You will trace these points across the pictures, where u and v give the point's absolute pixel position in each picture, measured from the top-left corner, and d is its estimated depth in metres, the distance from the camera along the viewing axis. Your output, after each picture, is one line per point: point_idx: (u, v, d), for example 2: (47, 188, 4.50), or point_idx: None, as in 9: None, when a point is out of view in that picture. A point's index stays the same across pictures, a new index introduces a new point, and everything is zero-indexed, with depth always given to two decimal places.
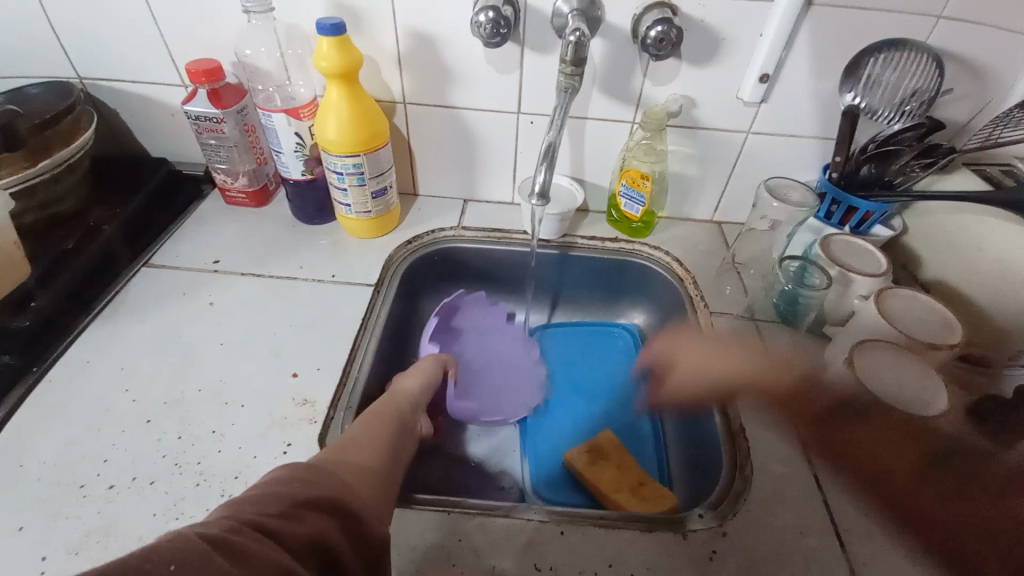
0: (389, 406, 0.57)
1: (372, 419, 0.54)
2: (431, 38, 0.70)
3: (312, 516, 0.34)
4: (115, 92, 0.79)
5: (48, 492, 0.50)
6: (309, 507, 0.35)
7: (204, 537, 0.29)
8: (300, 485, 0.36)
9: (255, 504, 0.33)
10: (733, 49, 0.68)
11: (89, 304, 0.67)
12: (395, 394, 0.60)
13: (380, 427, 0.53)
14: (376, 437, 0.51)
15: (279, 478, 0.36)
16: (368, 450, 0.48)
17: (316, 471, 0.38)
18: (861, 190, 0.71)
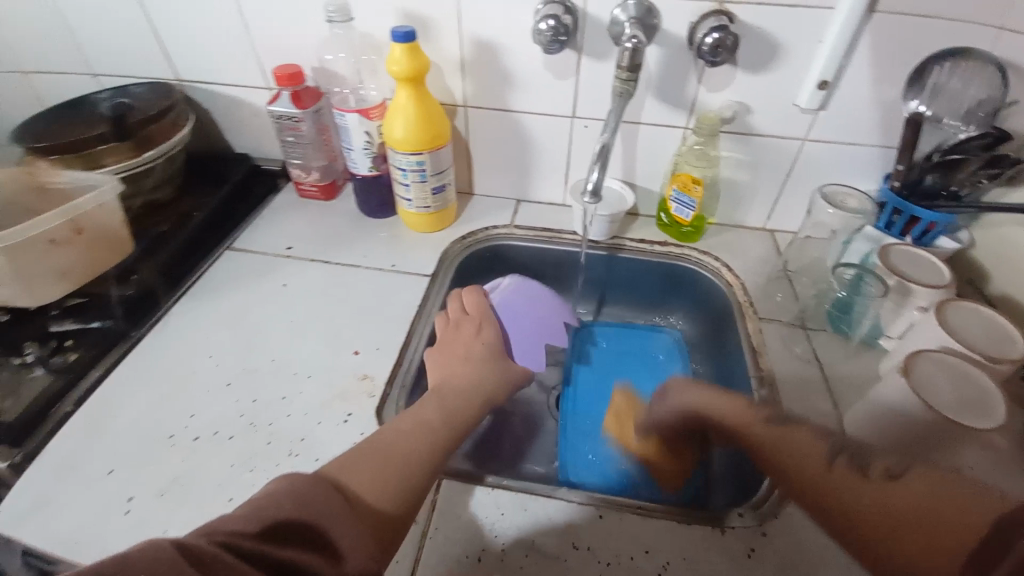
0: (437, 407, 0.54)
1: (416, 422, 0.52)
2: (493, 46, 0.74)
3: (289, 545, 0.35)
4: (209, 93, 0.88)
5: (142, 440, 0.57)
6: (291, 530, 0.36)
7: (179, 547, 0.32)
8: (292, 505, 0.37)
9: (238, 522, 0.35)
10: (791, 56, 0.69)
11: (179, 280, 0.75)
12: (441, 390, 0.57)
13: (427, 441, 0.50)
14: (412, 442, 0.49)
15: (275, 495, 0.38)
16: (400, 455, 0.47)
17: (315, 491, 0.38)
18: (923, 200, 0.69)
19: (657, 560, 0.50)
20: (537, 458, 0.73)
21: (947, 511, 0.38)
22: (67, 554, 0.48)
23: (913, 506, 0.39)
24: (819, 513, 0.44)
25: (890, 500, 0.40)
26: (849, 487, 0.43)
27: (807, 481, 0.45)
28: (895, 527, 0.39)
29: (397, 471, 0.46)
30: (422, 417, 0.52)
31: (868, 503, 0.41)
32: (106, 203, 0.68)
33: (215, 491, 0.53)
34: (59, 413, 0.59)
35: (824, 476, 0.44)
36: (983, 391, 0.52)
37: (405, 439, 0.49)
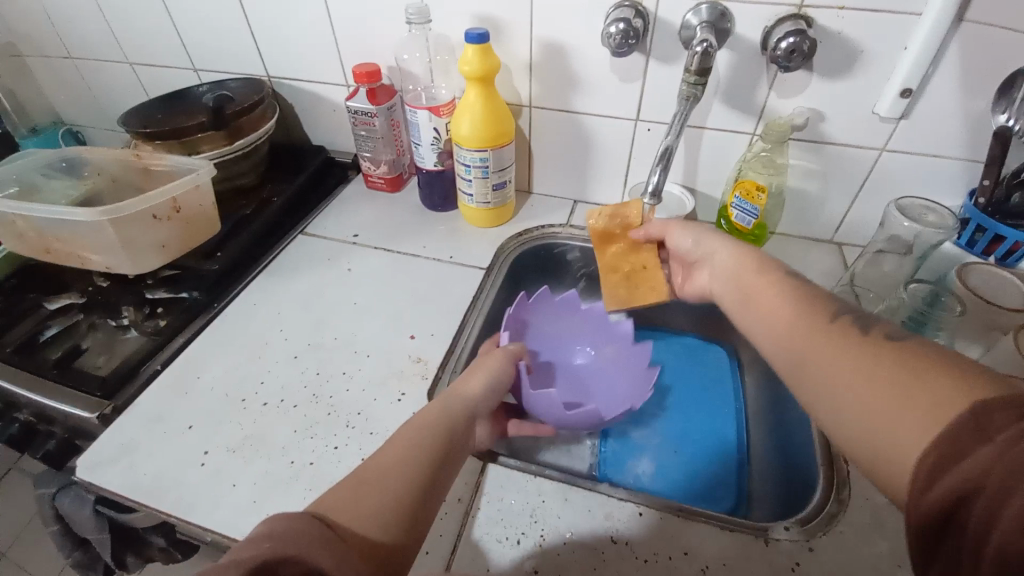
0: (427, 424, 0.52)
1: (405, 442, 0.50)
2: (562, 48, 0.76)
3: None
4: (294, 89, 0.95)
5: (218, 400, 0.62)
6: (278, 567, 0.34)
7: None
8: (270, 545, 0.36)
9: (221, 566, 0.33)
10: (871, 63, 0.66)
11: (257, 260, 0.81)
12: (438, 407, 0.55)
13: (418, 467, 0.48)
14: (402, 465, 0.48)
15: (259, 538, 0.36)
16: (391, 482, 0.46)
17: (296, 530, 0.38)
18: (1009, 219, 0.65)
19: (695, 564, 0.49)
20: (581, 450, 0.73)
21: (915, 392, 0.36)
22: (151, 495, 0.54)
23: (880, 380, 0.39)
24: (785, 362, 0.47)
25: (851, 372, 0.41)
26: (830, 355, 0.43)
27: (796, 343, 0.47)
28: (852, 388, 0.40)
29: (382, 498, 0.45)
30: (402, 439, 0.50)
31: (845, 380, 0.41)
32: (202, 185, 0.75)
33: (279, 453, 0.57)
34: (149, 370, 0.65)
35: (821, 330, 0.45)
36: None
37: (385, 463, 0.48)
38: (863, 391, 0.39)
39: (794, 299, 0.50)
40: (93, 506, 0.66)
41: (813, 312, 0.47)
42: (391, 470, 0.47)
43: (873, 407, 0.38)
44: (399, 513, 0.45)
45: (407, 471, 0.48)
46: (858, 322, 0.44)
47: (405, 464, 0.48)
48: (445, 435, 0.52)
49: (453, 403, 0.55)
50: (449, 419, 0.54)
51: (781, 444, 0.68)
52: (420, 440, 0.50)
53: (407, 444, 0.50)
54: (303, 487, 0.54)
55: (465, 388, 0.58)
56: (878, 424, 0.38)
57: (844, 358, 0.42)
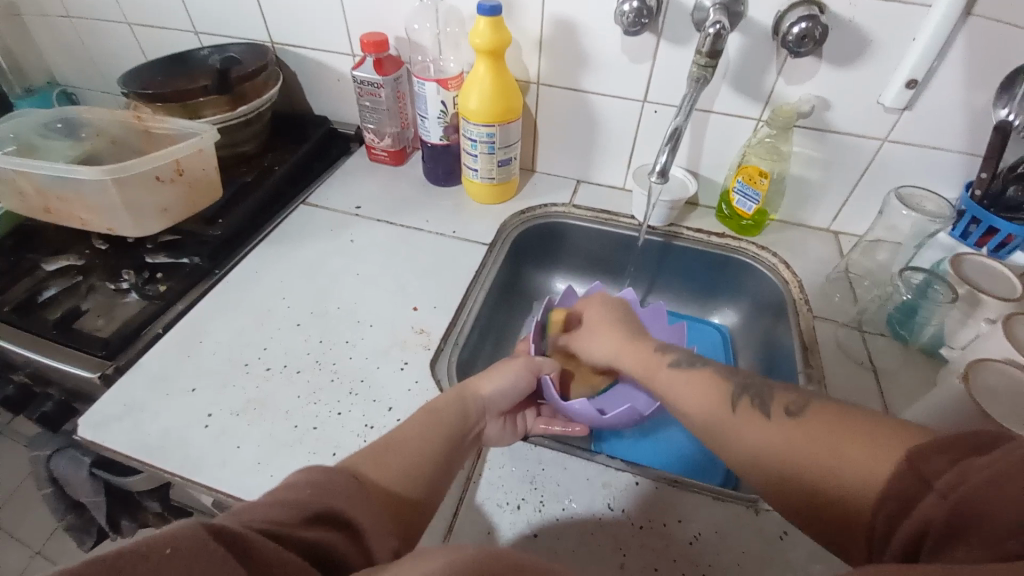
0: (450, 405, 0.54)
1: (428, 418, 0.52)
2: (573, 26, 0.76)
3: (318, 528, 0.34)
4: (298, 57, 0.94)
5: (222, 365, 0.63)
6: (314, 519, 0.35)
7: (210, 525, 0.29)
8: (312, 495, 0.37)
9: (264, 513, 0.34)
10: (878, 53, 0.67)
11: (258, 228, 0.81)
12: (464, 396, 0.55)
13: (437, 441, 0.50)
14: (423, 438, 0.50)
15: (300, 484, 0.38)
16: (414, 453, 0.48)
17: (333, 482, 0.39)
18: (1004, 213, 0.67)
19: (688, 531, 0.51)
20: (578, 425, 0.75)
21: (855, 448, 0.38)
22: (155, 454, 0.54)
23: (815, 443, 0.40)
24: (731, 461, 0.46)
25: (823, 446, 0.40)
26: (750, 429, 0.44)
27: (716, 419, 0.47)
28: (796, 459, 0.41)
29: (404, 465, 0.47)
30: (418, 417, 0.52)
31: (844, 465, 0.38)
32: (205, 148, 0.75)
33: (283, 417, 0.58)
34: (151, 333, 0.65)
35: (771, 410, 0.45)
36: None
37: (408, 435, 0.50)
38: (807, 458, 0.40)
39: (688, 378, 0.51)
40: (89, 468, 0.65)
41: (718, 392, 0.48)
42: (409, 443, 0.49)
43: (832, 486, 0.38)
44: (416, 480, 0.47)
45: (425, 446, 0.50)
46: (755, 401, 0.46)
47: (424, 440, 0.50)
48: (457, 416, 0.53)
49: (466, 395, 0.55)
50: (461, 407, 0.54)
51: None
52: (435, 421, 0.52)
53: (424, 422, 0.52)
54: (308, 450, 0.55)
55: (477, 385, 0.57)
56: (839, 489, 0.37)
57: (777, 434, 0.43)
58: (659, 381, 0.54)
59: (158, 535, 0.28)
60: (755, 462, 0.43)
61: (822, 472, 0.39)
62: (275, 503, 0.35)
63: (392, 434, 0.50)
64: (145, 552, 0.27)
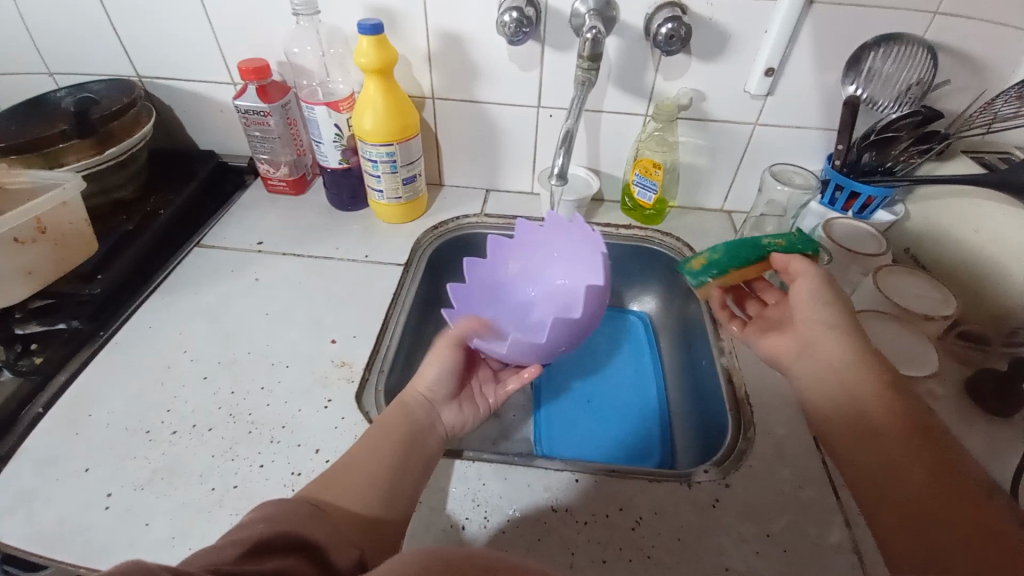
0: (394, 416, 0.55)
1: (385, 430, 0.53)
2: (459, 39, 0.76)
3: (276, 554, 0.35)
4: (172, 91, 0.87)
5: (120, 435, 0.57)
6: (267, 547, 0.35)
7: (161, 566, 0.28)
8: (267, 526, 0.37)
9: (213, 551, 0.33)
10: (738, 46, 0.73)
11: (148, 279, 0.74)
12: (406, 398, 0.57)
13: (393, 453, 0.51)
14: (380, 453, 0.51)
15: (254, 520, 0.38)
16: (370, 471, 0.49)
17: (288, 511, 0.39)
18: (862, 176, 0.74)
19: (630, 517, 0.53)
20: (515, 432, 0.75)
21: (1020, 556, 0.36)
22: (49, 549, 0.48)
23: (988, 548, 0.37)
24: (827, 416, 0.51)
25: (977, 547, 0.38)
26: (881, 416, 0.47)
27: (852, 396, 0.49)
28: (902, 469, 0.44)
29: (356, 486, 0.48)
30: (370, 432, 0.53)
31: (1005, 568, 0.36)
32: (69, 200, 0.68)
33: (198, 481, 0.53)
34: (29, 415, 0.58)
35: (947, 491, 0.41)
36: (917, 345, 0.59)
37: (358, 453, 0.51)
38: (909, 475, 0.43)
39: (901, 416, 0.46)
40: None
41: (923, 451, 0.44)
42: (359, 458, 0.51)
43: (904, 505, 0.42)
44: (372, 491, 0.48)
45: (377, 459, 0.50)
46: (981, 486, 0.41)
47: (379, 454, 0.51)
48: (406, 424, 0.54)
49: (407, 400, 0.57)
50: (405, 411, 0.56)
51: (694, 399, 0.74)
52: (386, 431, 0.53)
53: (376, 436, 0.53)
54: (230, 511, 0.51)
55: (413, 389, 0.59)
56: (919, 520, 0.41)
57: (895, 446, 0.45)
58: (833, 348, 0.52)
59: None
60: (863, 436, 0.47)
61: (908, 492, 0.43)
62: (227, 543, 0.34)
63: (347, 457, 0.51)
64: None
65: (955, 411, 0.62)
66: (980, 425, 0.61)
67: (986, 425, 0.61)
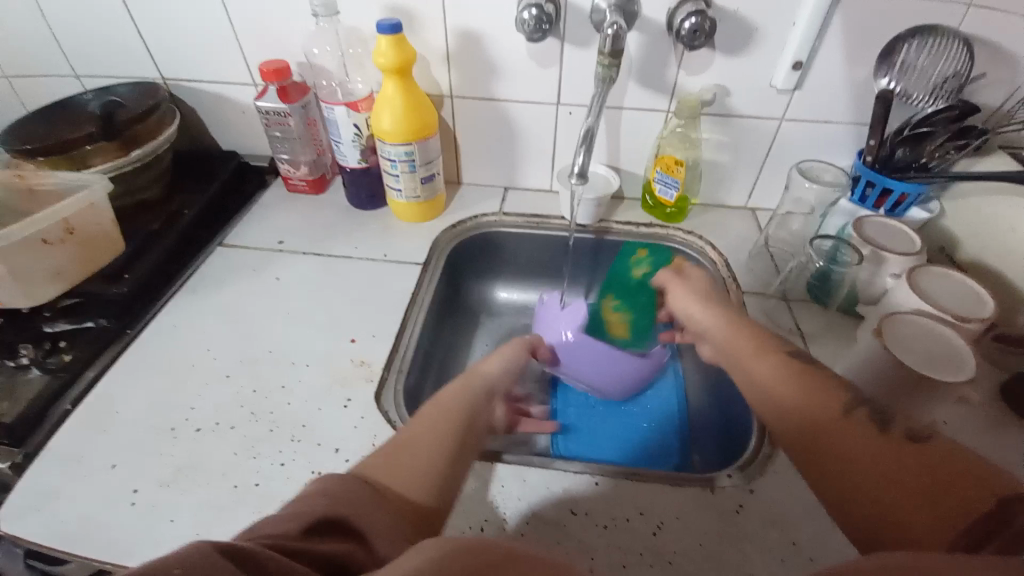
0: (455, 397, 0.55)
1: (438, 412, 0.53)
2: (478, 37, 0.76)
3: (331, 540, 0.35)
4: (196, 92, 0.89)
5: (146, 433, 0.58)
6: (319, 530, 0.36)
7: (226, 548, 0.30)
8: (326, 506, 0.38)
9: (274, 527, 0.35)
10: (765, 39, 0.71)
11: (172, 278, 0.75)
12: (471, 376, 0.59)
13: (445, 440, 0.50)
14: (438, 439, 0.50)
15: (313, 497, 0.38)
16: (427, 454, 0.48)
17: (347, 492, 0.40)
18: (896, 173, 0.70)
19: (651, 522, 0.52)
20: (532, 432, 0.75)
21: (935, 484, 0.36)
22: (78, 543, 0.49)
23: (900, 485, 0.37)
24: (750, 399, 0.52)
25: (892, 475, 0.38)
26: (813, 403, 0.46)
27: (782, 399, 0.48)
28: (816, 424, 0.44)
29: (415, 464, 0.47)
30: (429, 412, 0.53)
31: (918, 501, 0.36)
32: (96, 201, 0.69)
33: (220, 478, 0.54)
34: (58, 412, 0.59)
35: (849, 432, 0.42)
36: (954, 348, 0.56)
37: (416, 431, 0.50)
38: (856, 452, 0.40)
39: (792, 376, 0.49)
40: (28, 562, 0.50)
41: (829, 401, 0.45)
42: (415, 433, 0.50)
43: (876, 490, 0.38)
44: (431, 477, 0.46)
45: (436, 442, 0.49)
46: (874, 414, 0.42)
47: (437, 439, 0.50)
48: (463, 413, 0.54)
49: (466, 390, 0.57)
50: (467, 395, 0.56)
51: (716, 401, 0.72)
52: (444, 414, 0.53)
53: (433, 418, 0.52)
54: (251, 509, 0.52)
55: (477, 371, 0.60)
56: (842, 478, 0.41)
57: (837, 428, 0.43)
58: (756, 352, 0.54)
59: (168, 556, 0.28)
60: (805, 439, 0.44)
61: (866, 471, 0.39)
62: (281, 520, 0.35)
63: (404, 432, 0.50)
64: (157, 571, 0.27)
65: (993, 418, 0.60)
66: (1021, 434, 0.58)
67: None
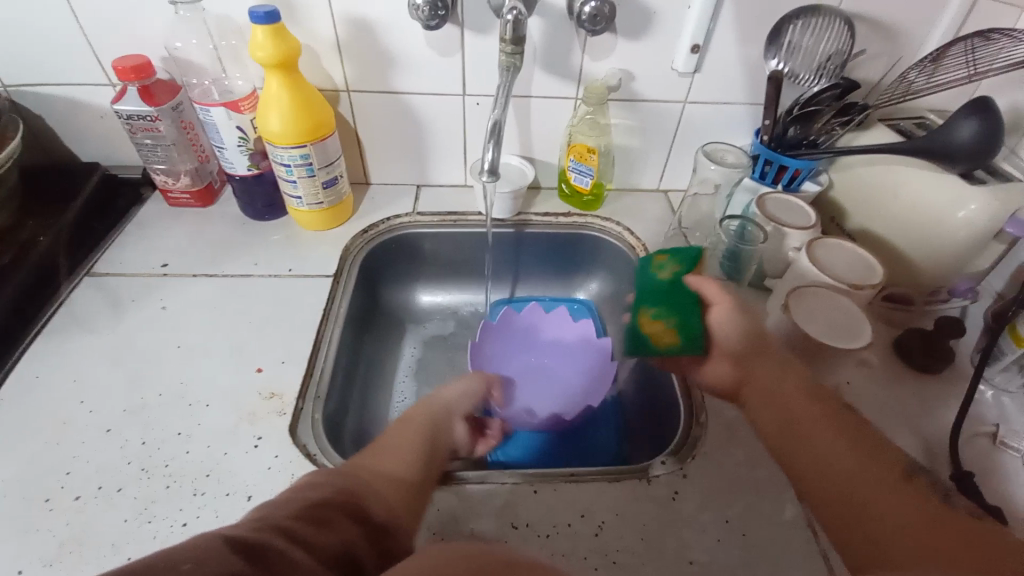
0: (421, 415, 0.56)
1: (408, 428, 0.53)
2: (369, 25, 0.70)
3: (338, 525, 0.36)
4: (39, 97, 0.75)
5: (8, 511, 0.49)
6: (332, 515, 0.37)
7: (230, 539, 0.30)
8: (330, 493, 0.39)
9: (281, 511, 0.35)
10: (663, 23, 0.71)
11: (31, 320, 0.64)
12: (429, 401, 0.58)
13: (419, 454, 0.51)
14: (410, 450, 0.50)
15: (313, 487, 0.40)
16: (403, 462, 0.49)
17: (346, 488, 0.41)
18: (790, 150, 0.75)
19: (593, 523, 0.52)
20: None
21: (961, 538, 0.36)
22: None
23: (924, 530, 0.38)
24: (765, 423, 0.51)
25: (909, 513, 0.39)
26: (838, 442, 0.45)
27: (814, 434, 0.47)
28: (843, 460, 0.44)
29: (396, 464, 0.48)
30: (398, 427, 0.53)
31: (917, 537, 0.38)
32: None
33: (111, 551, 0.47)
34: None
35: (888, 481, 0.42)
36: (852, 317, 0.60)
37: (392, 442, 0.50)
38: (892, 503, 0.40)
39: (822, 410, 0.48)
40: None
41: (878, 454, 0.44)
42: (393, 445, 0.50)
43: (895, 543, 0.38)
44: (410, 462, 0.49)
45: (411, 454, 0.50)
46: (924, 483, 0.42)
47: (412, 451, 0.50)
48: (429, 432, 0.54)
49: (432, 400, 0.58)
50: (432, 413, 0.56)
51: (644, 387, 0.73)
52: (415, 430, 0.53)
53: (407, 433, 0.52)
54: None
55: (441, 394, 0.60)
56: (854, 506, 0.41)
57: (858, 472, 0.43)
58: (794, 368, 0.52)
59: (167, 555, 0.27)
60: (824, 474, 0.44)
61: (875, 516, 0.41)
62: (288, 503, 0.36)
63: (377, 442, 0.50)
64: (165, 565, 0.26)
65: (887, 374, 0.65)
66: (911, 386, 0.64)
67: (915, 385, 0.64)
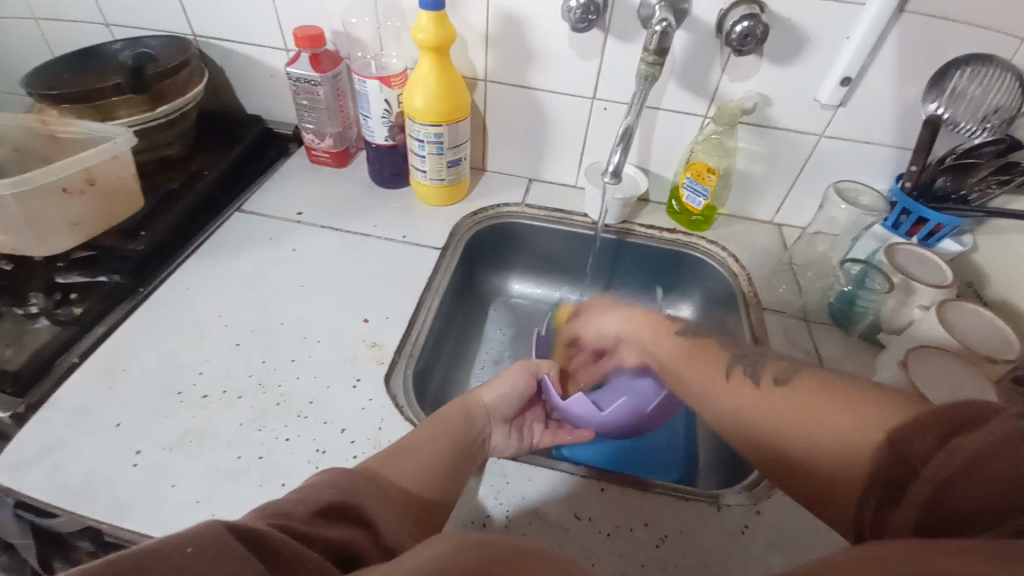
0: (455, 412, 0.55)
1: (437, 424, 0.53)
2: (519, 21, 0.74)
3: (336, 525, 0.36)
4: (227, 52, 0.87)
5: (149, 395, 0.57)
6: (333, 516, 0.37)
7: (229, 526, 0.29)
8: (334, 494, 0.38)
9: (281, 505, 0.36)
10: (815, 51, 0.69)
11: (189, 240, 0.74)
12: (467, 401, 0.57)
13: (445, 452, 0.51)
14: (436, 448, 0.50)
15: (323, 483, 0.39)
16: (423, 460, 0.49)
17: (356, 481, 0.40)
18: (933, 202, 0.70)
19: (656, 534, 0.51)
20: None
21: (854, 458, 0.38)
22: (77, 500, 0.49)
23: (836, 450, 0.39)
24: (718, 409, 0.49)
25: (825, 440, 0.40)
26: (872, 416, 0.38)
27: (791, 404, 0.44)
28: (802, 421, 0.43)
29: (420, 467, 0.48)
30: (427, 425, 0.53)
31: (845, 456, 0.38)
32: (121, 155, 0.68)
33: (225, 447, 0.54)
34: (66, 363, 0.59)
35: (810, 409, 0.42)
36: (979, 388, 0.55)
37: (417, 440, 0.51)
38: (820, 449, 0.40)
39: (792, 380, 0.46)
40: (13, 514, 0.50)
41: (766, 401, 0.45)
42: (419, 443, 0.50)
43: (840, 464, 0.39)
44: (430, 477, 0.48)
45: (433, 453, 0.50)
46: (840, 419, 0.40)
47: (438, 450, 0.50)
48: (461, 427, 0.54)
49: (469, 403, 0.57)
50: (468, 412, 0.56)
51: None
52: (444, 427, 0.53)
53: (435, 430, 0.52)
54: (255, 481, 0.51)
55: (477, 393, 0.59)
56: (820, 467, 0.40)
57: (919, 442, 0.33)
58: (720, 399, 0.49)
59: (176, 533, 0.27)
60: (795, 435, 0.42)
61: (960, 493, 0.29)
62: (296, 499, 0.37)
63: (406, 438, 0.51)
64: (167, 554, 0.26)
65: None
66: None
67: None
